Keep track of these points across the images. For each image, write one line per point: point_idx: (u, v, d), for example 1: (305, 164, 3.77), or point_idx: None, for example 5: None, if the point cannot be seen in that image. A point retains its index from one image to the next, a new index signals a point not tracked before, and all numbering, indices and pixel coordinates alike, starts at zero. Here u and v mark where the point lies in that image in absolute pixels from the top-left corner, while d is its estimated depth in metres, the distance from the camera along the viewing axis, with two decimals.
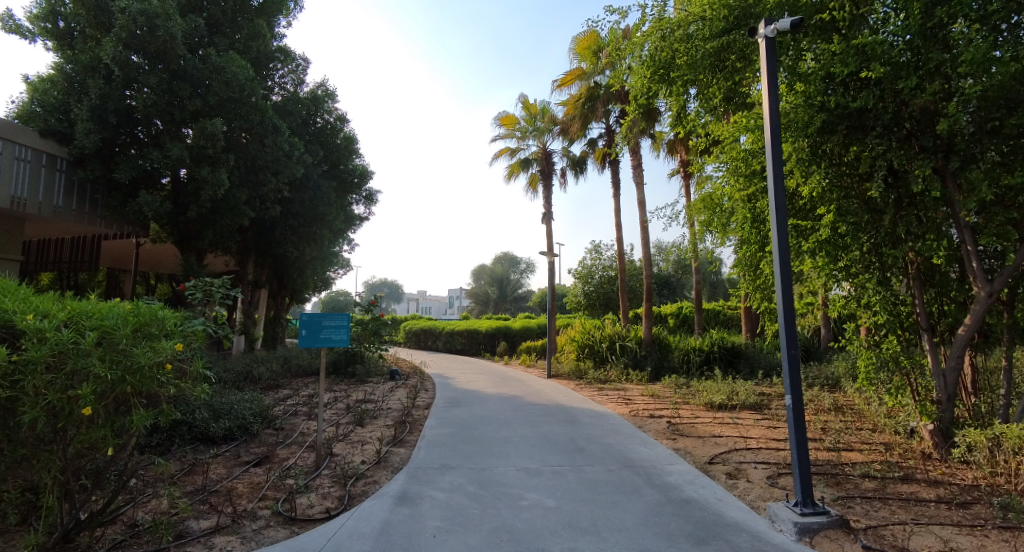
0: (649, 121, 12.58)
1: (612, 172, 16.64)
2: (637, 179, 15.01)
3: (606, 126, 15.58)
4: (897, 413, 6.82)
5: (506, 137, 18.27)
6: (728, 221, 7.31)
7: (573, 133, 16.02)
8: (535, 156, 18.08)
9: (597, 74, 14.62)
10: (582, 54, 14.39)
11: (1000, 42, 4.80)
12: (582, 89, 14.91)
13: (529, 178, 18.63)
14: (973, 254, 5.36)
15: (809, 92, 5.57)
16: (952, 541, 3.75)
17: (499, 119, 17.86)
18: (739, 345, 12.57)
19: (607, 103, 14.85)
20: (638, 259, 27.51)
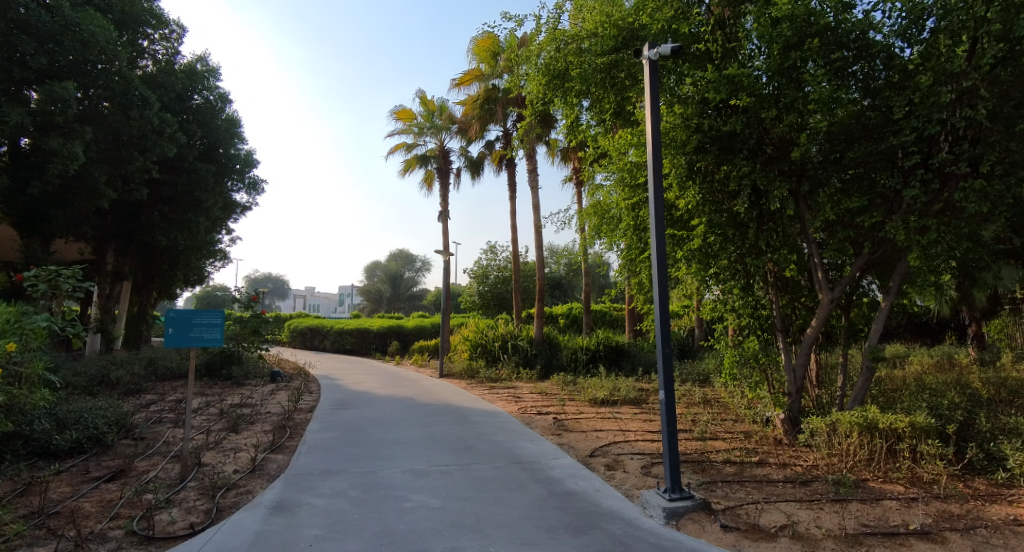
0: (545, 127, 12.98)
1: (508, 174, 16.97)
2: (532, 183, 15.41)
3: (503, 129, 15.80)
4: (755, 405, 7.62)
5: (403, 132, 17.90)
6: (615, 227, 7.73)
7: (472, 134, 16.13)
8: (433, 153, 17.90)
9: (494, 77, 14.83)
10: (480, 56, 14.55)
11: (846, 84, 5.50)
12: (481, 90, 15.05)
13: (426, 175, 18.42)
14: (818, 265, 6.16)
15: (686, 114, 6.10)
16: (793, 515, 4.28)
17: (395, 113, 17.44)
18: (623, 344, 13.36)
19: (505, 107, 15.07)
20: (532, 261, 28.33)
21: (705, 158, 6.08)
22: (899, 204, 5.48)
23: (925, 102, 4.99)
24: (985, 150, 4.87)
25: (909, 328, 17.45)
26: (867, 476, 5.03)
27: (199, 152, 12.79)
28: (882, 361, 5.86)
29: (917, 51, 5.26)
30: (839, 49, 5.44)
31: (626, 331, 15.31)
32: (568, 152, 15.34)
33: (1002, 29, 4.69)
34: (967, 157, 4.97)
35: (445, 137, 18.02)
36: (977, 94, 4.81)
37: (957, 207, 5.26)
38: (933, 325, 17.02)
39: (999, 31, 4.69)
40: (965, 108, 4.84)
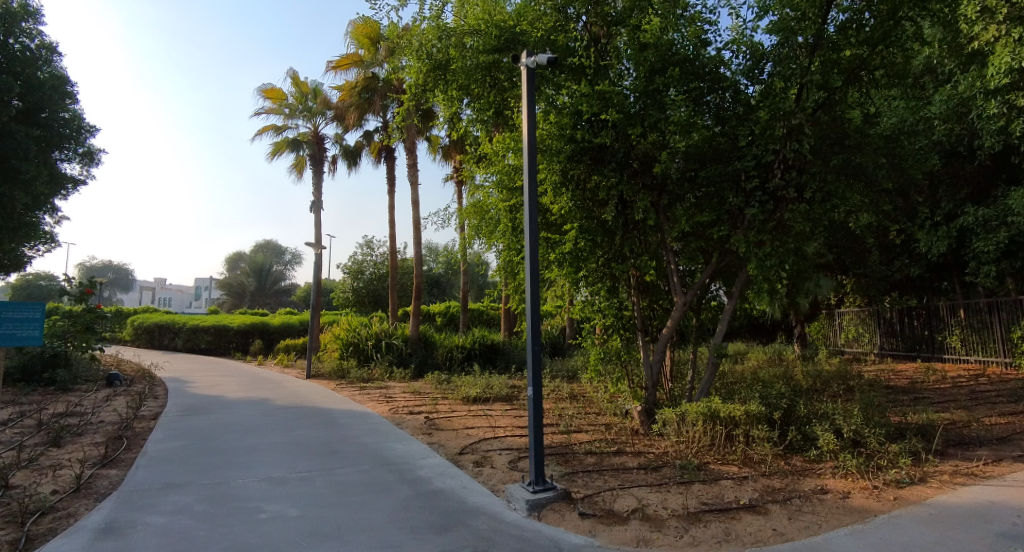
0: (426, 122, 12.93)
1: (388, 167, 16.58)
2: (411, 179, 15.18)
3: (382, 120, 15.40)
4: (616, 399, 8.19)
5: (272, 113, 16.65)
6: (494, 228, 7.86)
7: (349, 122, 15.51)
8: (306, 138, 16.88)
9: (375, 65, 14.39)
10: (360, 41, 14.04)
11: (701, 111, 6.10)
12: (359, 78, 14.52)
13: (297, 160, 17.33)
14: (674, 271, 6.71)
15: (560, 123, 6.34)
16: (644, 499, 4.67)
17: (263, 91, 16.16)
18: (498, 342, 13.66)
19: (385, 97, 14.69)
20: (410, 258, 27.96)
21: (578, 167, 6.39)
22: (741, 220, 6.21)
23: (763, 134, 5.71)
24: (807, 179, 5.70)
25: (749, 329, 19.97)
26: (709, 459, 5.62)
27: (15, 111, 10.79)
28: (724, 357, 6.58)
29: (758, 89, 5.97)
30: (696, 79, 6.03)
31: (502, 330, 15.69)
32: (450, 151, 15.40)
33: (821, 80, 5.52)
34: (794, 184, 5.77)
35: (320, 122, 17.10)
36: (802, 132, 5.58)
37: (785, 225, 6.09)
38: (766, 326, 19.70)
39: (819, 82, 5.51)
40: (792, 142, 5.61)
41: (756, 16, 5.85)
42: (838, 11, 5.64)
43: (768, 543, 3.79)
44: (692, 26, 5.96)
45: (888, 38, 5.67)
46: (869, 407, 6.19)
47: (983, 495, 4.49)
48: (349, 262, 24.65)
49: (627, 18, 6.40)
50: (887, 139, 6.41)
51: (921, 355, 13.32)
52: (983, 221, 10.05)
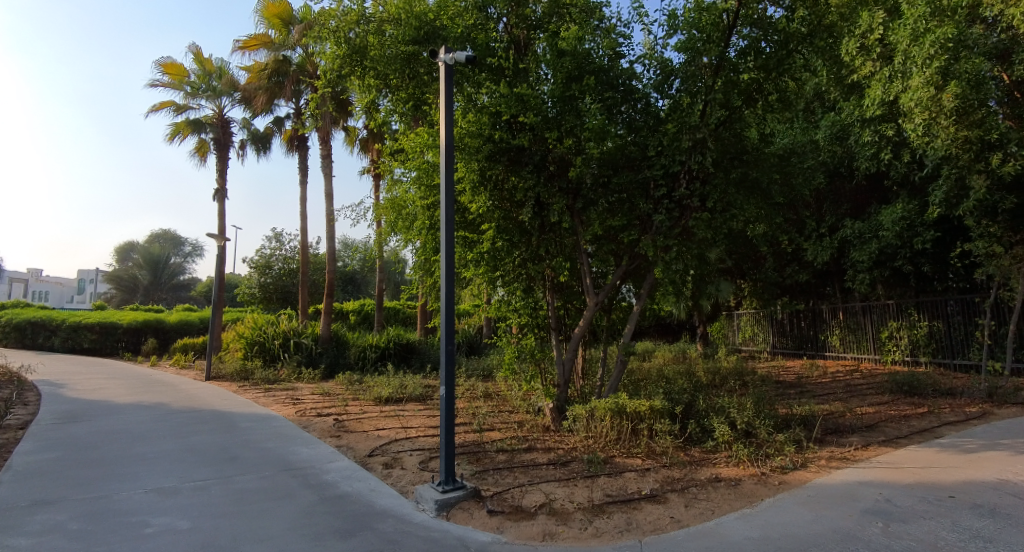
0: (342, 112, 12.54)
1: (300, 157, 15.84)
2: (325, 171, 14.61)
3: (295, 107, 14.69)
4: (529, 397, 8.34)
5: (170, 88, 15.33)
6: (412, 225, 7.76)
7: (257, 106, 14.64)
8: (208, 120, 15.72)
9: (286, 48, 13.70)
10: (270, 22, 13.31)
11: (614, 120, 6.34)
12: (269, 60, 13.75)
13: (199, 143, 16.10)
14: (587, 272, 6.92)
15: (479, 122, 6.37)
16: (551, 494, 4.79)
17: (160, 65, 14.85)
18: (413, 341, 13.48)
19: (297, 82, 14.02)
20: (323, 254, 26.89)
21: (495, 168, 6.44)
22: (649, 225, 6.53)
23: (670, 145, 6.02)
24: (710, 190, 6.09)
25: (656, 329, 21.10)
26: (614, 453, 5.86)
27: None
28: (632, 355, 6.89)
29: (667, 103, 6.29)
30: (609, 89, 6.25)
31: (418, 329, 15.51)
32: (368, 142, 15.06)
33: (722, 99, 5.91)
34: (698, 194, 6.14)
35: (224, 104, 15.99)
36: (705, 145, 5.97)
37: (688, 232, 6.47)
38: (672, 325, 20.94)
39: (721, 100, 5.90)
40: (697, 154, 5.94)
41: (666, 34, 6.17)
42: (738, 37, 6.07)
43: (666, 530, 4.02)
44: (606, 38, 6.21)
45: (781, 66, 6.18)
46: (760, 401, 6.72)
47: (851, 476, 5.02)
48: (257, 256, 23.27)
49: (545, 23, 6.68)
50: (780, 157, 6.97)
51: (806, 352, 14.69)
52: (859, 234, 11.15)
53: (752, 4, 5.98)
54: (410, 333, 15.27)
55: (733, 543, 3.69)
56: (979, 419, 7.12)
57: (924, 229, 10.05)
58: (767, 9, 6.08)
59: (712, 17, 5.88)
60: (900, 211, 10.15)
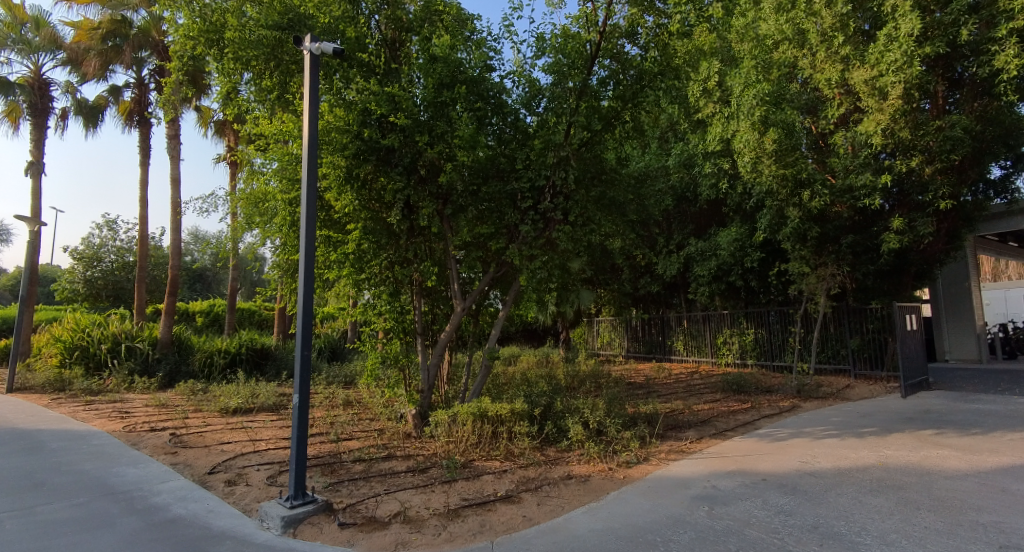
0: (195, 89, 11.40)
1: (141, 135, 14.04)
2: (171, 153, 13.06)
3: (136, 76, 12.98)
4: (391, 404, 8.18)
5: None
6: (270, 221, 7.28)
7: (87, 71, 12.69)
8: (21, 79, 13.29)
9: (126, 9, 12.11)
10: None
11: (484, 132, 6.51)
12: (103, 19, 12.02)
13: (6, 105, 13.55)
14: (455, 277, 7.00)
15: (346, 118, 6.15)
16: (406, 502, 4.74)
17: None
18: (269, 346, 12.56)
19: (139, 49, 12.41)
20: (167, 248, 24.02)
21: (364, 167, 6.28)
22: (516, 235, 6.79)
23: (537, 160, 6.32)
24: (571, 205, 6.49)
25: (522, 334, 21.96)
26: (474, 456, 5.97)
27: None
28: (496, 360, 7.08)
29: (534, 119, 6.59)
30: (480, 100, 6.41)
31: (275, 332, 14.54)
32: (224, 124, 13.86)
33: (584, 122, 6.36)
34: (561, 208, 6.51)
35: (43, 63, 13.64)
36: (568, 163, 6.34)
37: (552, 242, 6.82)
38: (537, 332, 21.95)
39: (583, 123, 6.35)
40: (560, 171, 6.35)
41: (534, 54, 6.48)
42: (599, 68, 6.57)
43: (517, 529, 4.18)
44: (477, 50, 6.37)
45: (635, 99, 6.80)
46: (612, 401, 7.26)
47: (684, 467, 5.62)
48: (82, 247, 20.15)
49: (417, 26, 6.64)
50: (634, 179, 7.63)
51: (656, 356, 16.19)
52: (701, 252, 12.68)
53: (612, 38, 6.51)
54: (268, 337, 14.25)
55: (577, 536, 3.94)
56: (786, 411, 8.38)
57: (752, 250, 11.63)
58: (624, 45, 6.64)
59: (576, 45, 6.33)
60: (733, 234, 11.65)
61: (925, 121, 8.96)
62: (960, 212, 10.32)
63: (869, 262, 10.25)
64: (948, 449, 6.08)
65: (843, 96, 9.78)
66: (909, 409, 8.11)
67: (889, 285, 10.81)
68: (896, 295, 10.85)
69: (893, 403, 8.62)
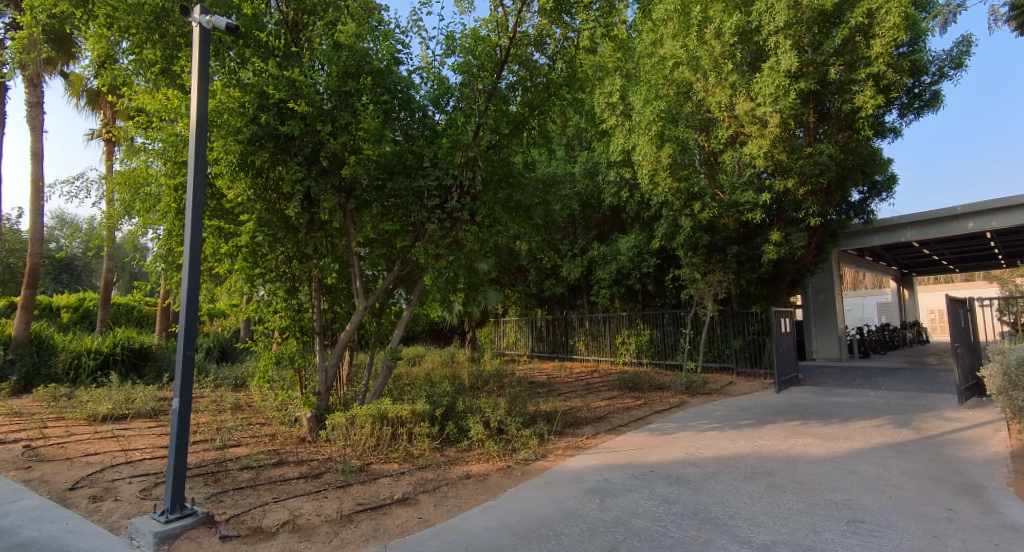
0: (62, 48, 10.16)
1: None
2: (31, 123, 11.44)
3: None
4: (285, 407, 7.72)
5: None
6: (153, 207, 6.62)
7: None
8: None
9: None
10: None
11: (391, 126, 6.35)
12: None
13: None
14: (357, 275, 6.76)
15: (241, 101, 5.73)
16: (297, 510, 4.50)
17: None
18: (149, 346, 11.41)
19: None
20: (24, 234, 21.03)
21: (260, 154, 5.92)
22: (423, 233, 6.70)
23: (444, 159, 6.22)
24: (478, 206, 6.52)
25: (429, 333, 21.77)
26: (372, 460, 5.79)
27: None
28: (398, 360, 6.92)
29: (442, 118, 6.52)
30: (387, 94, 6.24)
31: (156, 330, 13.24)
32: (99, 96, 12.40)
33: (492, 124, 6.41)
34: (468, 208, 6.54)
35: None
36: (476, 164, 6.34)
37: (458, 242, 6.82)
38: (444, 331, 21.85)
39: (492, 126, 6.40)
40: (468, 171, 6.32)
41: (443, 52, 6.44)
42: (508, 72, 6.70)
43: (412, 531, 4.11)
44: (385, 42, 6.24)
45: (542, 107, 6.96)
46: (514, 400, 7.37)
47: (580, 461, 5.84)
48: None
49: (321, 11, 6.37)
50: (541, 184, 7.80)
51: (559, 356, 16.71)
52: (604, 256, 13.26)
53: (521, 45, 6.66)
54: (147, 335, 12.93)
55: (473, 535, 3.96)
56: (675, 407, 9.00)
57: (649, 256, 12.39)
58: (533, 53, 6.81)
59: (486, 49, 6.37)
60: (633, 240, 12.33)
61: (799, 147, 10.03)
62: (827, 229, 11.65)
63: (751, 271, 11.28)
64: (811, 437, 6.84)
65: (731, 119, 10.72)
66: (781, 403, 9.04)
67: (767, 292, 11.97)
68: (772, 301, 12.04)
69: (767, 398, 9.56)
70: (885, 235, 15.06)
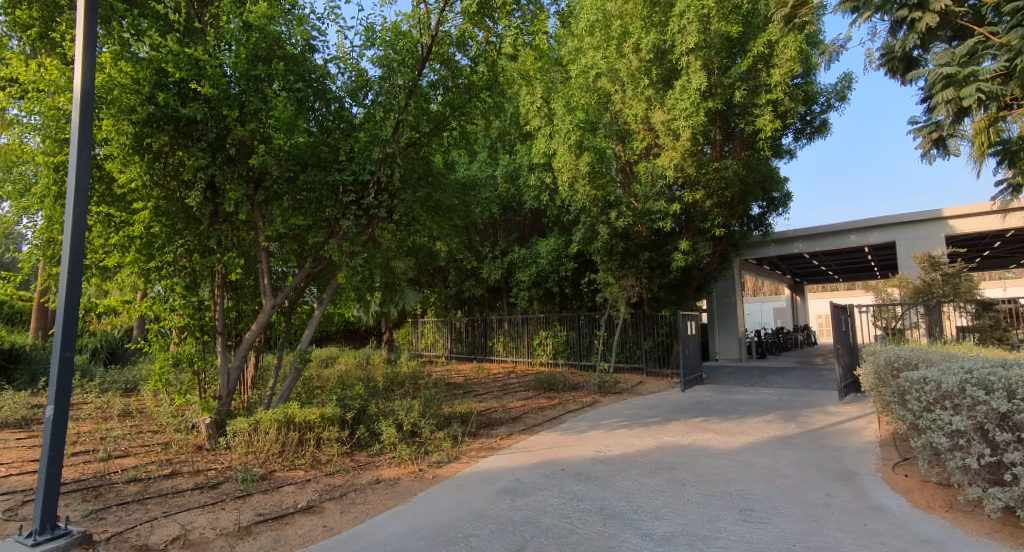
0: None
1: None
2: None
3: None
4: (182, 413, 7.11)
5: None
6: (28, 189, 5.89)
7: None
8: None
9: None
10: None
11: (305, 116, 6.07)
12: None
13: None
14: (265, 272, 6.38)
15: (135, 77, 5.27)
16: (189, 524, 4.15)
17: None
18: (19, 347, 10.12)
19: None
20: None
21: (158, 136, 5.47)
22: (337, 230, 6.45)
23: (361, 153, 6.04)
24: (396, 203, 6.38)
25: (344, 334, 21.01)
26: (275, 467, 5.47)
27: None
28: (308, 361, 6.60)
29: (360, 111, 6.33)
30: (300, 82, 5.98)
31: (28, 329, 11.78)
32: None
33: (412, 121, 6.26)
34: (386, 206, 6.38)
35: None
36: (394, 160, 6.18)
37: (375, 240, 6.65)
38: (360, 332, 21.18)
39: (412, 123, 6.28)
40: (385, 167, 6.15)
41: (362, 44, 6.27)
42: (429, 71, 6.61)
43: (315, 540, 3.92)
44: (299, 27, 5.96)
45: (463, 108, 6.94)
46: (429, 402, 7.27)
47: (493, 462, 5.86)
48: None
49: None
50: (461, 185, 7.76)
51: (477, 357, 16.74)
52: (523, 259, 13.43)
53: (442, 45, 6.60)
54: (15, 334, 11.45)
55: (379, 541, 3.84)
56: (587, 406, 9.29)
57: (567, 260, 12.73)
58: (455, 53, 6.78)
59: (406, 44, 6.29)
60: (552, 244, 12.60)
61: (706, 162, 10.70)
62: (730, 239, 12.49)
63: (661, 276, 11.89)
64: (711, 433, 7.30)
65: (646, 132, 11.25)
66: (686, 402, 9.58)
67: (676, 296, 12.68)
68: (680, 305, 12.76)
69: (674, 396, 10.11)
70: (780, 247, 16.48)
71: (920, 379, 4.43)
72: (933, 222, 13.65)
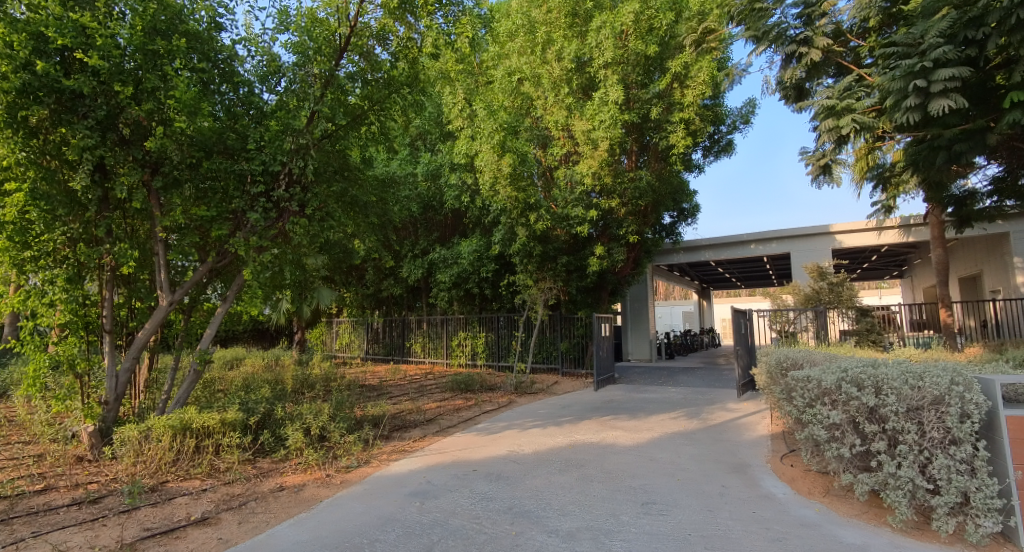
0: None
1: None
2: None
3: None
4: (60, 421, 6.40)
5: None
6: None
7: None
8: None
9: None
10: None
11: (210, 99, 5.71)
12: None
13: None
14: (163, 266, 5.89)
15: (8, 40, 4.69)
16: (63, 544, 3.76)
17: None
18: None
19: None
20: None
21: (36, 109, 4.90)
22: (244, 222, 6.12)
23: (272, 143, 5.75)
24: (310, 197, 6.14)
25: (251, 333, 19.85)
26: (168, 478, 5.07)
27: None
28: (209, 363, 6.18)
29: (272, 98, 6.04)
30: (203, 61, 5.65)
31: None
32: None
33: (328, 113, 6.05)
34: (298, 199, 6.12)
35: None
36: (308, 152, 5.96)
37: (286, 234, 6.35)
38: (270, 332, 20.12)
39: (328, 114, 6.01)
40: (298, 159, 5.90)
41: (275, 28, 6.00)
42: (347, 62, 6.45)
43: None
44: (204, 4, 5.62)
45: (382, 103, 6.80)
46: (341, 405, 7.04)
47: (404, 465, 5.78)
48: None
49: None
50: (379, 182, 7.59)
51: (394, 358, 16.42)
52: (445, 259, 13.34)
53: (362, 36, 6.46)
54: None
55: None
56: (502, 407, 9.40)
57: (488, 261, 12.82)
58: (375, 47, 6.66)
59: (323, 32, 6.09)
60: (474, 245, 12.63)
61: (622, 172, 11.15)
62: (643, 246, 13.06)
63: (578, 279, 12.29)
64: (619, 430, 7.63)
65: (566, 139, 11.53)
66: (598, 401, 9.95)
67: (591, 299, 13.15)
68: (596, 307, 13.25)
69: (587, 396, 10.48)
70: (689, 254, 17.52)
71: (804, 379, 4.86)
72: (822, 236, 15.15)
